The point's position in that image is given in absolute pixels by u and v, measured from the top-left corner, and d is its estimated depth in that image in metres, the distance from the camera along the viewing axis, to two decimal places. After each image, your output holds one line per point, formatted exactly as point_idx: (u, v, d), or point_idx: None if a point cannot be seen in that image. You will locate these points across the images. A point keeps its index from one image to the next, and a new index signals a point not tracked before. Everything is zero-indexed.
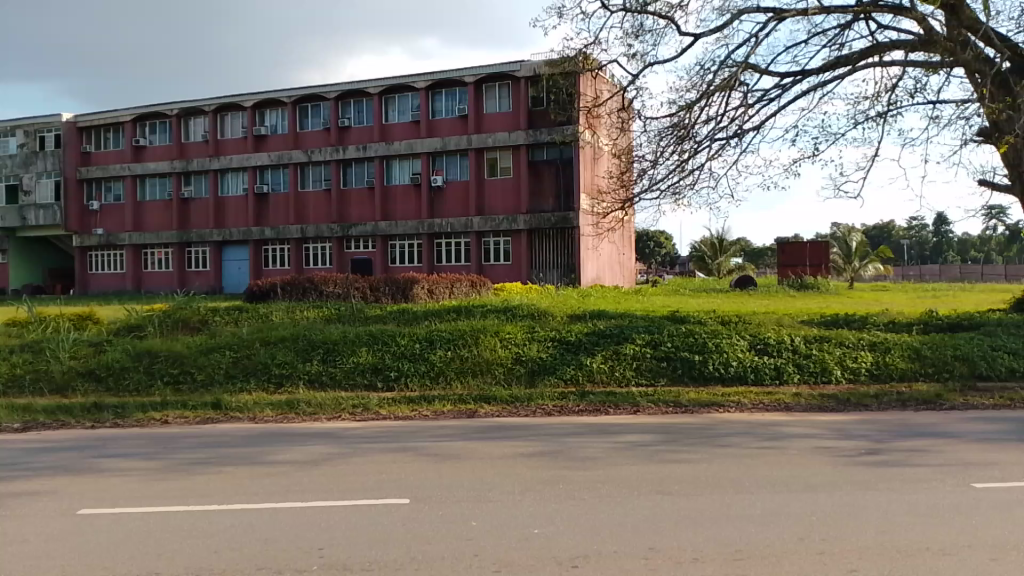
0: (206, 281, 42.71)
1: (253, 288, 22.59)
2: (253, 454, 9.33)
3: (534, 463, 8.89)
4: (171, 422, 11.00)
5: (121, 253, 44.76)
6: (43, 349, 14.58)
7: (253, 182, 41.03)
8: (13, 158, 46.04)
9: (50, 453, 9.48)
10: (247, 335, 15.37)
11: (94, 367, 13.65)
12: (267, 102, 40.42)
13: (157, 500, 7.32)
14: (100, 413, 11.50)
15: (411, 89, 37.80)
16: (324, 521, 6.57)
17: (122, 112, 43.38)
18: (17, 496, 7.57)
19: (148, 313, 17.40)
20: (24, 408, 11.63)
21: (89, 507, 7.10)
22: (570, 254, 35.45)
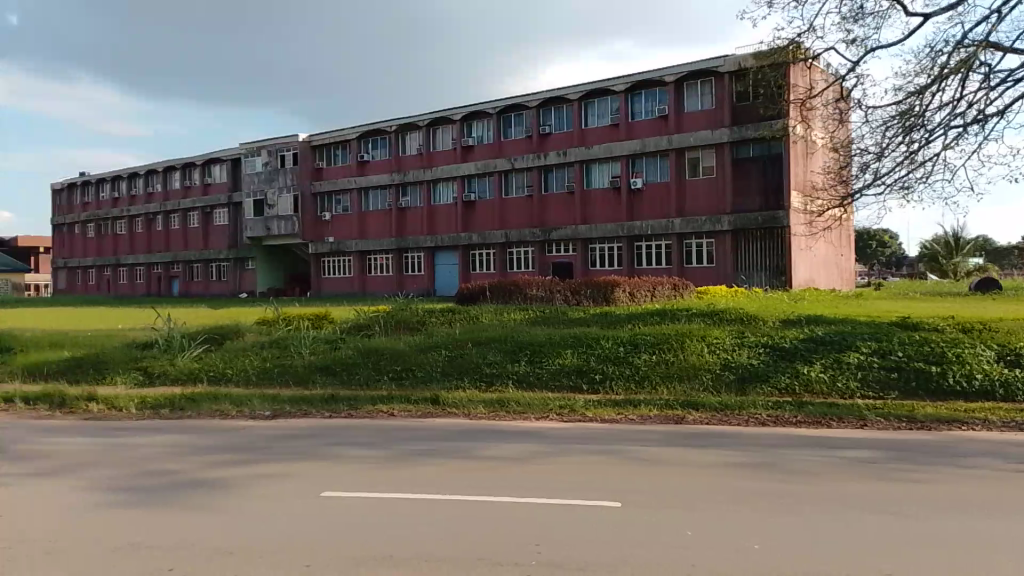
0: (421, 284, 45.74)
1: (464, 291, 23.80)
2: (469, 448, 9.84)
3: (748, 473, 8.52)
4: (396, 415, 11.90)
5: (348, 259, 49.17)
6: (288, 345, 16.37)
7: (461, 191, 43.34)
8: (259, 175, 52.20)
9: (297, 439, 10.64)
10: (461, 335, 16.24)
11: (330, 362, 15.08)
12: (474, 114, 42.53)
13: (386, 487, 7.95)
14: (337, 404, 12.70)
15: (610, 93, 37.93)
16: (536, 518, 6.78)
17: (348, 131, 47.78)
18: (273, 476, 8.59)
19: (375, 314, 18.95)
20: (273, 398, 13.13)
21: (329, 489, 7.92)
22: (780, 255, 33.59)
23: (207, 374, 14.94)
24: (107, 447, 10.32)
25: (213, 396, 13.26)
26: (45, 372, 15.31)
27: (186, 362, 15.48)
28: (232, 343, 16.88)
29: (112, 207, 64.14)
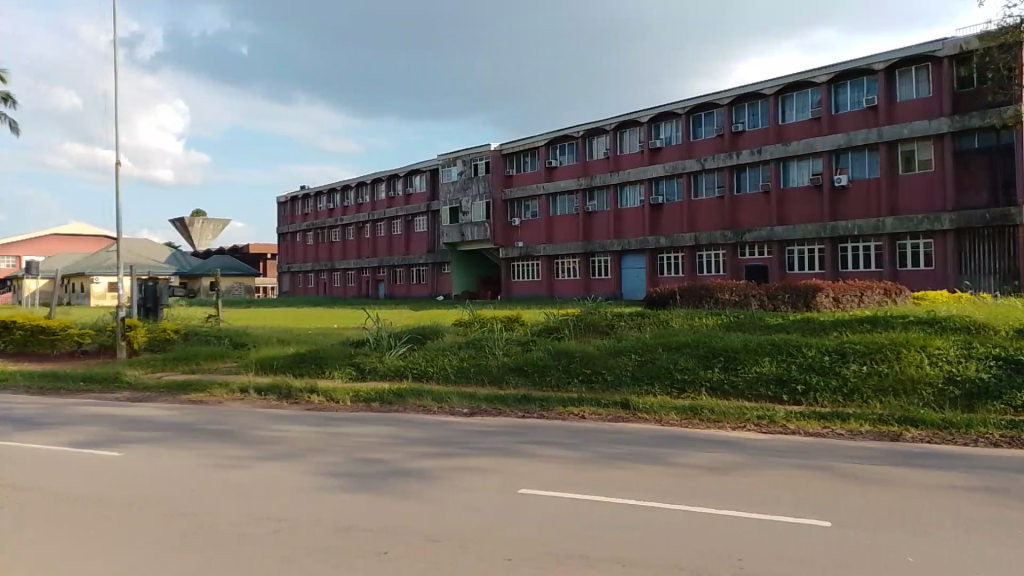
0: (608, 288, 45.81)
1: (653, 295, 23.47)
2: (662, 454, 9.69)
3: (978, 498, 7.64)
4: (587, 417, 12.02)
5: (537, 263, 50.38)
6: (482, 346, 17.05)
7: (649, 194, 42.78)
8: (454, 184, 54.94)
9: (494, 436, 11.06)
10: (651, 340, 16.03)
11: (522, 363, 15.51)
12: (662, 115, 41.87)
13: (581, 488, 8.04)
14: (529, 404, 13.05)
15: (810, 85, 35.72)
16: (736, 530, 6.54)
17: (538, 138, 48.93)
18: (474, 471, 9.00)
19: (564, 316, 19.24)
20: (470, 396, 13.74)
21: (523, 487, 8.13)
22: (1013, 256, 29.81)
23: (411, 372, 15.97)
24: (323, 436, 11.35)
25: (416, 391, 14.14)
26: (274, 365, 17.13)
27: (392, 359, 16.64)
28: (432, 342, 17.89)
29: (327, 216, 70.59)
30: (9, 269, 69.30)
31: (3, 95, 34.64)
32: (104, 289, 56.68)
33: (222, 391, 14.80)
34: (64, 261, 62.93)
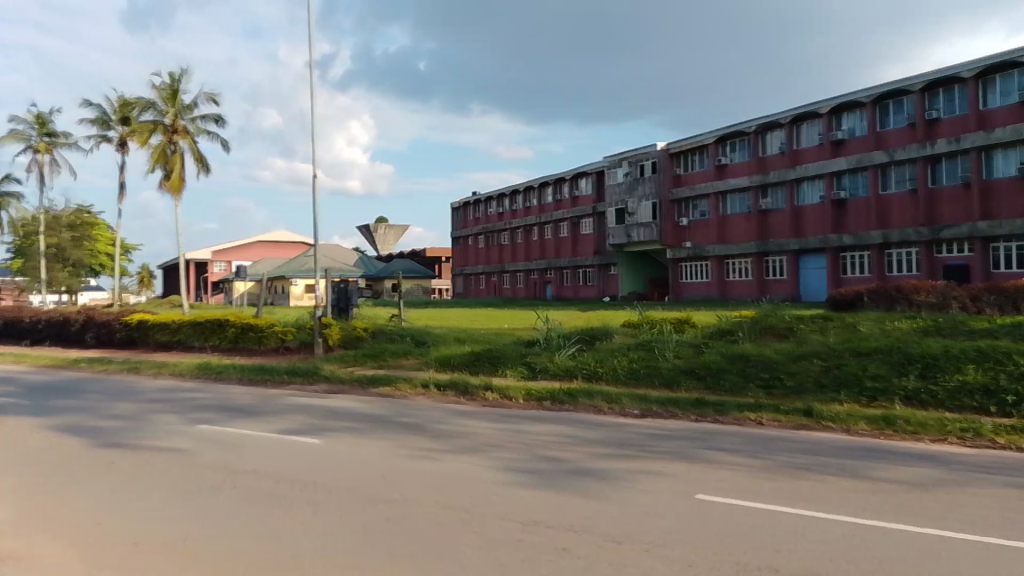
0: (785, 289, 43.70)
1: (837, 296, 22.13)
2: (853, 466, 9.11)
3: None
4: (767, 424, 11.58)
5: (707, 263, 49.07)
6: (653, 347, 16.86)
7: (830, 189, 40.27)
8: (620, 185, 54.63)
9: (668, 440, 10.93)
10: (835, 344, 15.10)
11: (696, 366, 15.18)
12: (844, 105, 39.20)
13: (763, 497, 7.77)
14: (704, 409, 12.76)
15: (1020, 64, 31.97)
16: (940, 551, 6.05)
17: (707, 135, 47.48)
18: (650, 474, 8.95)
19: (739, 318, 18.63)
20: (643, 398, 13.64)
21: (703, 493, 7.98)
22: None
23: (583, 372, 16.13)
24: (500, 432, 11.75)
25: (588, 391, 14.26)
26: (452, 363, 17.93)
27: (563, 359, 16.87)
28: (603, 343, 17.95)
29: (497, 220, 72.82)
30: (223, 273, 77.71)
31: (214, 116, 38.78)
32: (301, 290, 62.15)
33: (406, 386, 15.73)
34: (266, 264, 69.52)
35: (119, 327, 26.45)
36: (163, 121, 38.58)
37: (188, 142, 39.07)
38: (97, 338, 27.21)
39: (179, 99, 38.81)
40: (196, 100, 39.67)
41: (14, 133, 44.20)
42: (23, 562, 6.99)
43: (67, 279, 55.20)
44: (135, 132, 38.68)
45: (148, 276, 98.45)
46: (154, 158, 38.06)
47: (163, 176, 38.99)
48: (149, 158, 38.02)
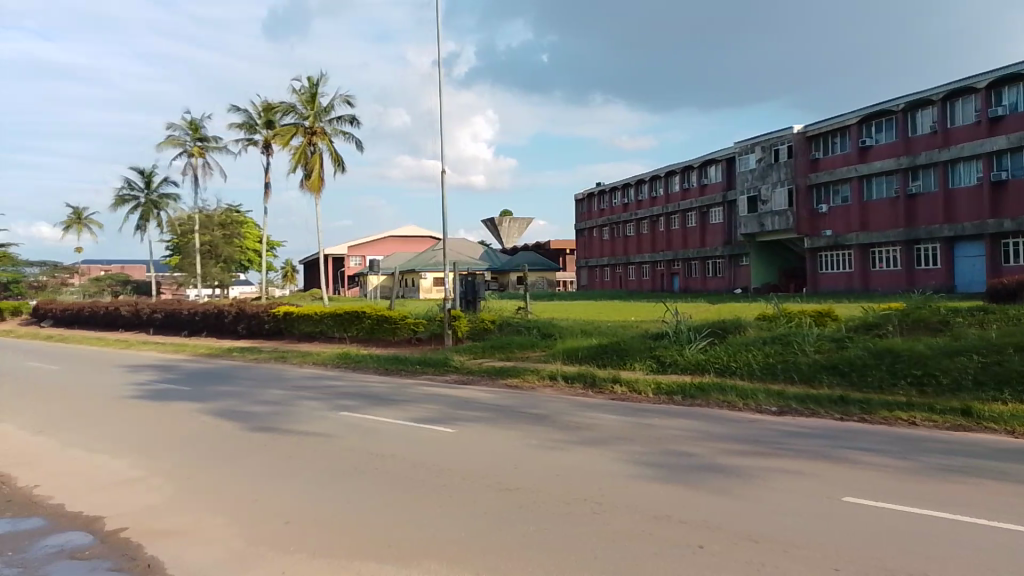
0: (936, 279, 40.60)
1: (998, 288, 20.25)
2: (1020, 471, 8.28)
3: None
4: (919, 424, 10.78)
5: (849, 252, 46.33)
6: (790, 341, 16.07)
7: (988, 170, 36.97)
8: (753, 172, 52.49)
9: (807, 438, 10.39)
10: (998, 339, 13.79)
11: (838, 362, 14.34)
12: (1005, 78, 35.83)
13: (916, 501, 7.21)
14: (847, 406, 12.06)
15: None
16: None
17: (849, 116, 44.74)
18: (788, 472, 8.54)
19: (885, 311, 17.43)
20: (779, 394, 13.04)
21: (848, 494, 7.52)
22: None
23: (715, 367, 15.65)
24: (629, 425, 11.60)
25: (720, 386, 13.81)
26: (579, 356, 17.89)
27: (693, 353, 16.41)
28: (735, 337, 17.32)
29: (622, 211, 71.97)
30: (358, 267, 81.47)
31: (349, 117, 40.60)
32: (430, 284, 64.15)
33: (533, 378, 15.86)
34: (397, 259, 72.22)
35: (267, 318, 28.26)
36: (304, 124, 40.77)
37: (326, 143, 41.10)
38: (248, 329, 29.20)
39: (317, 102, 40.91)
40: (333, 103, 41.63)
41: (174, 140, 48.13)
42: (189, 534, 7.65)
43: (220, 274, 59.66)
44: (279, 135, 41.12)
45: (292, 271, 104.83)
46: (296, 159, 40.33)
47: (304, 176, 41.25)
48: (291, 159, 40.33)
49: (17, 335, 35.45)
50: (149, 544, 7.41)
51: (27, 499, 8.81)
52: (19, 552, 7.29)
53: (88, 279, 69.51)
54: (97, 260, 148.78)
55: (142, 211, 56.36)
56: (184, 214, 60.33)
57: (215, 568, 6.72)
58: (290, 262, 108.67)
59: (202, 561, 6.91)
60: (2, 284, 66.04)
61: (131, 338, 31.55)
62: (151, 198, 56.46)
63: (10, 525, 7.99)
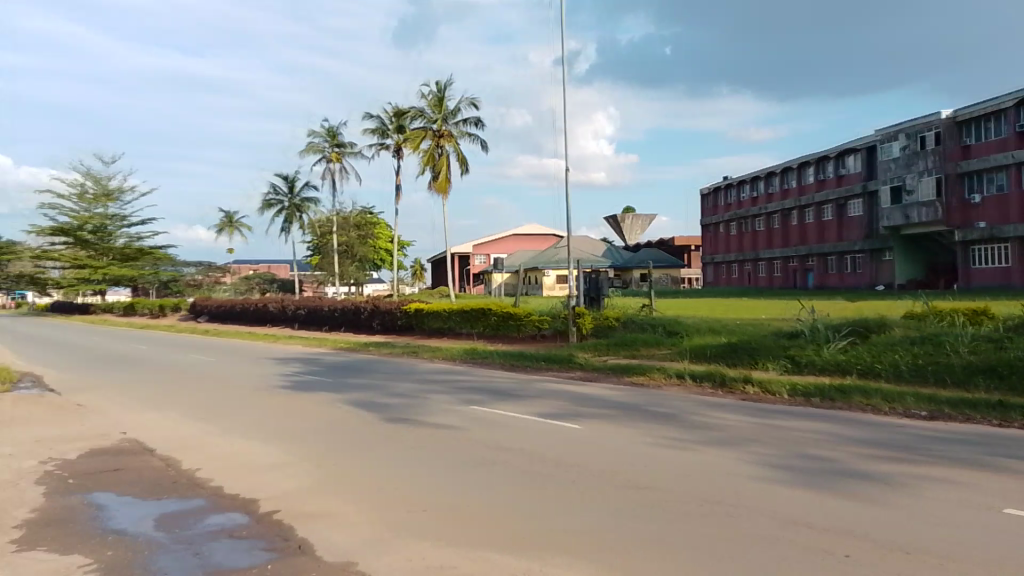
0: None
1: None
2: None
3: None
4: None
5: (1006, 246, 42.63)
6: (940, 341, 15.06)
7: None
8: (896, 161, 49.17)
9: (960, 445, 9.72)
10: None
11: (996, 364, 13.31)
12: None
13: None
14: (1006, 412, 11.19)
15: None
16: None
17: (1005, 97, 41.11)
18: (939, 481, 8.05)
19: None
20: (929, 397, 12.27)
21: (1008, 507, 7.00)
22: None
23: (856, 367, 14.91)
24: (763, 427, 11.26)
25: (861, 388, 13.15)
26: (708, 354, 17.52)
27: (831, 353, 15.71)
28: (878, 336, 16.41)
29: (749, 206, 69.52)
30: (483, 265, 83.15)
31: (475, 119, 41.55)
32: (553, 281, 64.58)
33: (659, 376, 15.70)
34: (520, 256, 73.13)
35: (399, 315, 29.44)
36: (432, 127, 42.08)
37: (453, 146, 42.24)
38: (382, 325, 30.52)
39: (445, 105, 42.13)
40: (459, 106, 42.71)
41: (313, 147, 50.96)
42: (335, 517, 8.16)
43: (355, 272, 62.65)
44: (409, 139, 42.68)
45: (421, 269, 108.51)
46: (425, 162, 41.72)
47: (432, 178, 42.60)
48: (420, 162, 41.75)
49: (179, 329, 38.77)
50: (299, 525, 7.98)
51: (192, 479, 9.65)
52: (188, 528, 8.01)
53: (238, 278, 74.89)
54: (244, 261, 159.91)
55: (285, 214, 60.05)
56: (321, 216, 63.79)
57: (361, 550, 7.18)
58: (418, 260, 112.43)
59: (348, 542, 7.39)
60: (164, 282, 72.32)
61: (277, 332, 33.74)
62: (293, 201, 60.04)
63: (179, 502, 8.81)
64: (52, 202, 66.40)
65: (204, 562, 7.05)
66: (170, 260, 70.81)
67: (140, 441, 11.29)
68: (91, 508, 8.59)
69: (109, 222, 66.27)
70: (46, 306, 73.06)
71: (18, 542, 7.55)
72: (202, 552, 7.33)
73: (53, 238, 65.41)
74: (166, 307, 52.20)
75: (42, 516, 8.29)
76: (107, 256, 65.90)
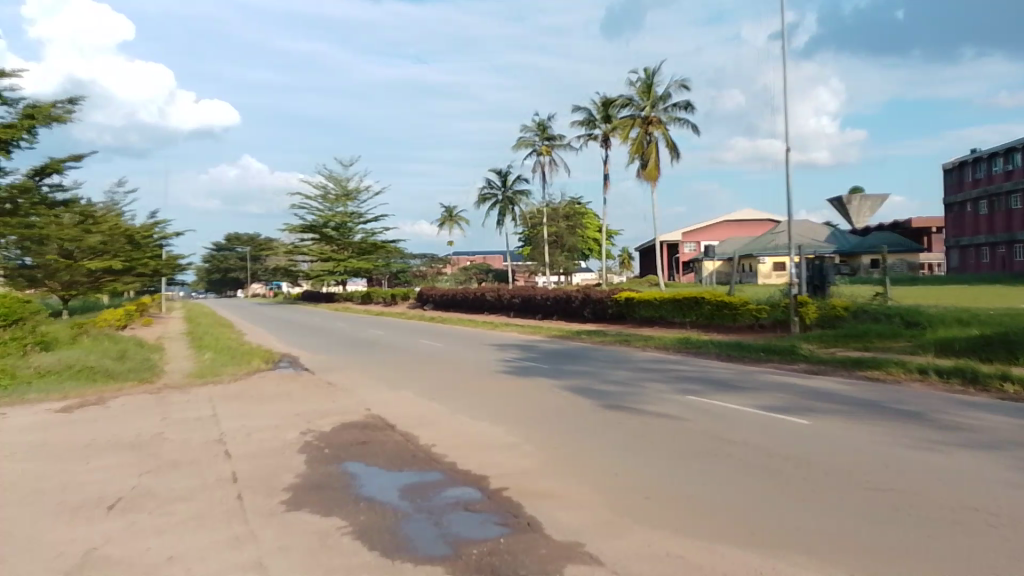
0: None
1: None
2: None
3: None
4: None
5: None
6: None
7: None
8: None
9: None
10: None
11: None
12: None
13: None
14: None
15: None
16: None
17: None
18: None
19: None
20: None
21: None
22: None
23: None
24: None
25: None
26: (957, 347, 15.79)
27: None
28: None
29: (1005, 181, 61.54)
30: (692, 252, 81.04)
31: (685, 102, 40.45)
32: (769, 268, 61.24)
33: (899, 371, 14.40)
34: (731, 244, 70.35)
35: (610, 303, 29.58)
36: (640, 115, 41.65)
37: (662, 132, 41.55)
38: (593, 313, 30.82)
39: (654, 91, 41.43)
40: (668, 90, 41.87)
41: (525, 141, 52.55)
42: (561, 498, 8.45)
43: (565, 262, 63.98)
44: (618, 128, 42.63)
45: (629, 258, 108.02)
46: (634, 150, 41.47)
47: (641, 166, 42.33)
48: (629, 151, 41.58)
49: (409, 316, 41.99)
50: (527, 504, 8.31)
51: (429, 454, 10.42)
52: (428, 498, 8.68)
53: (457, 269, 79.49)
54: (462, 252, 169.32)
55: (499, 206, 62.65)
56: (533, 208, 65.72)
57: (588, 531, 7.37)
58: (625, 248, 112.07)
59: (575, 524, 7.59)
60: (394, 273, 78.63)
61: (495, 320, 35.34)
62: (506, 194, 62.45)
63: (418, 475, 9.56)
64: (302, 203, 74.62)
65: (445, 531, 7.59)
66: (398, 253, 76.80)
67: (382, 417, 12.39)
68: (345, 476, 9.56)
69: (348, 220, 73.12)
70: (299, 296, 82.69)
71: (288, 503, 8.57)
72: (443, 522, 7.89)
73: (302, 235, 73.60)
74: (398, 295, 56.76)
75: (306, 481, 9.36)
76: (347, 250, 72.91)
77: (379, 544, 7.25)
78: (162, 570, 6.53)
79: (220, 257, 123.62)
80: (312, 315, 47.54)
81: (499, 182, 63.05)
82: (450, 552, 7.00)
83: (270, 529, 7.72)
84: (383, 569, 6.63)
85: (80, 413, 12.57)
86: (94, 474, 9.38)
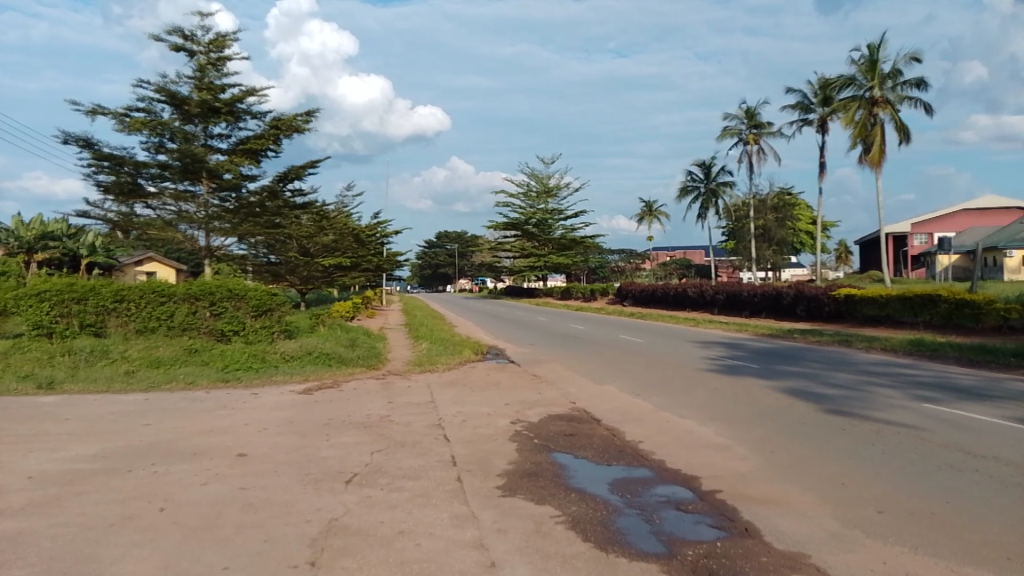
0: None
1: None
2: None
3: None
4: None
5: None
6: None
7: None
8: None
9: None
10: None
11: None
12: None
13: None
14: None
15: None
16: None
17: None
18: None
19: None
20: None
21: None
22: None
23: None
24: None
25: None
26: None
27: None
28: None
29: None
30: (925, 245, 73.16)
31: (919, 77, 36.78)
32: (1017, 263, 53.82)
33: None
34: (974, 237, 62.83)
35: (827, 301, 27.62)
36: (864, 95, 38.57)
37: (889, 113, 38.16)
38: (807, 311, 29.01)
39: (879, 69, 38.04)
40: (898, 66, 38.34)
41: (731, 130, 50.64)
42: (780, 504, 8.01)
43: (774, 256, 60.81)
44: (839, 111, 39.76)
45: (848, 252, 99.99)
46: (857, 133, 38.41)
47: (864, 151, 39.27)
48: (852, 134, 38.54)
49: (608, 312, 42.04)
50: (745, 508, 7.97)
51: (637, 451, 10.31)
52: (639, 495, 8.60)
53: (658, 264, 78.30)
54: (662, 247, 166.25)
55: (702, 199, 60.90)
56: (739, 201, 63.06)
57: (812, 542, 6.92)
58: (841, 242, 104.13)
59: (798, 533, 7.15)
60: (593, 268, 79.17)
61: (700, 316, 34.36)
62: (709, 186, 60.53)
63: (628, 470, 9.52)
64: (507, 201, 77.26)
65: (658, 528, 7.48)
66: (597, 247, 77.19)
67: (589, 411, 12.49)
68: (555, 466, 9.75)
69: (549, 216, 74.52)
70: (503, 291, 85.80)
71: (503, 488, 8.88)
72: (656, 519, 7.78)
73: (506, 232, 76.31)
74: (597, 291, 57.03)
75: (519, 469, 9.65)
76: (548, 246, 74.53)
77: (593, 536, 7.30)
78: (395, 542, 7.02)
79: (432, 254, 131.63)
80: (517, 309, 48.95)
81: (702, 175, 61.24)
82: (666, 551, 6.86)
83: (488, 511, 8.04)
84: (598, 560, 6.64)
85: (319, 394, 13.94)
86: (334, 450, 10.34)
